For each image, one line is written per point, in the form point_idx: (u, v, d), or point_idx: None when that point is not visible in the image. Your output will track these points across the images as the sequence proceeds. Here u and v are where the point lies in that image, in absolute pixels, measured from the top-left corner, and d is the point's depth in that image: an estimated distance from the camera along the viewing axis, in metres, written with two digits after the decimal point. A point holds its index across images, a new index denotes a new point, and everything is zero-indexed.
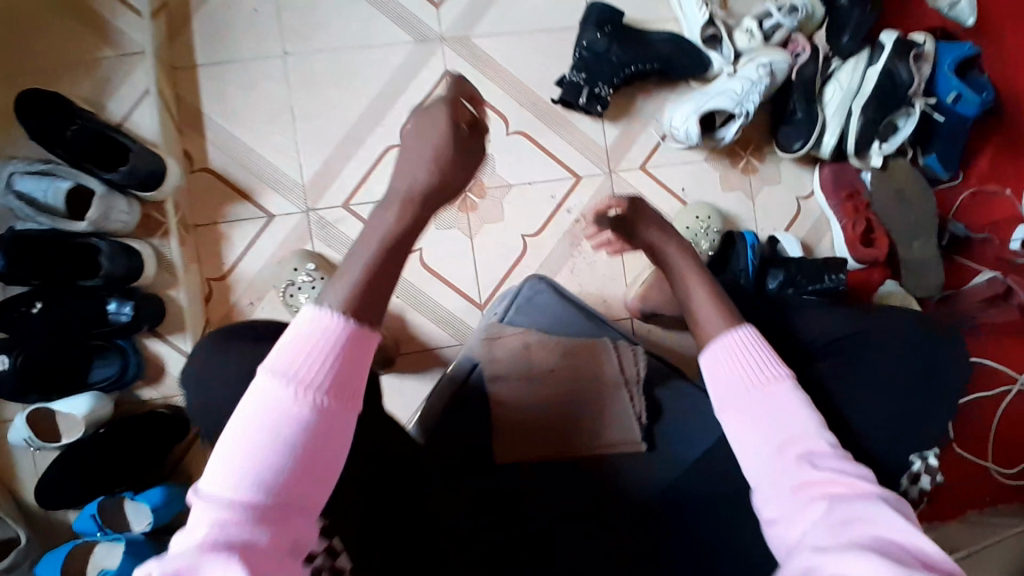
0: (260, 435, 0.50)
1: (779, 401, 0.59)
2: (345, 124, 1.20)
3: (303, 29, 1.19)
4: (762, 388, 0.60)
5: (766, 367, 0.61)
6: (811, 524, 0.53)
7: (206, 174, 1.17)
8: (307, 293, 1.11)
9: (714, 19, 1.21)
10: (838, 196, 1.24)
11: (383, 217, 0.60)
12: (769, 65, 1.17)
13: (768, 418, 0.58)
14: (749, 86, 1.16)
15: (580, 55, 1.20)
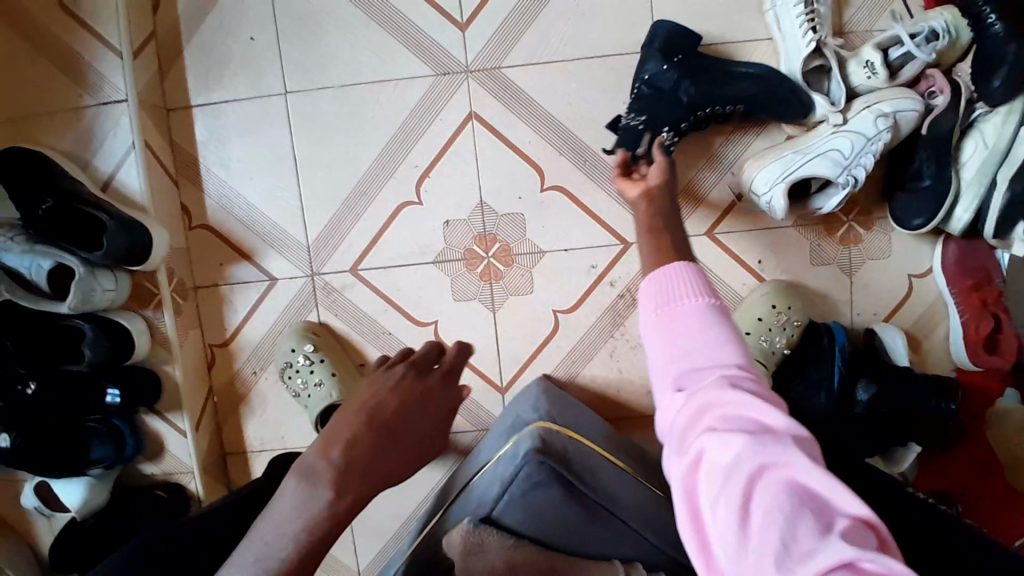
0: None
1: (702, 332, 0.55)
2: (353, 174, 1.03)
3: (308, 61, 1.01)
4: (689, 320, 0.57)
5: (687, 301, 0.58)
6: (717, 468, 0.48)
7: (205, 230, 1.06)
8: (308, 378, 1.00)
9: (821, 47, 0.91)
10: (965, 282, 0.97)
11: (298, 494, 0.58)
12: (890, 116, 0.88)
13: (692, 341, 0.56)
14: (859, 145, 0.88)
15: (636, 94, 0.95)
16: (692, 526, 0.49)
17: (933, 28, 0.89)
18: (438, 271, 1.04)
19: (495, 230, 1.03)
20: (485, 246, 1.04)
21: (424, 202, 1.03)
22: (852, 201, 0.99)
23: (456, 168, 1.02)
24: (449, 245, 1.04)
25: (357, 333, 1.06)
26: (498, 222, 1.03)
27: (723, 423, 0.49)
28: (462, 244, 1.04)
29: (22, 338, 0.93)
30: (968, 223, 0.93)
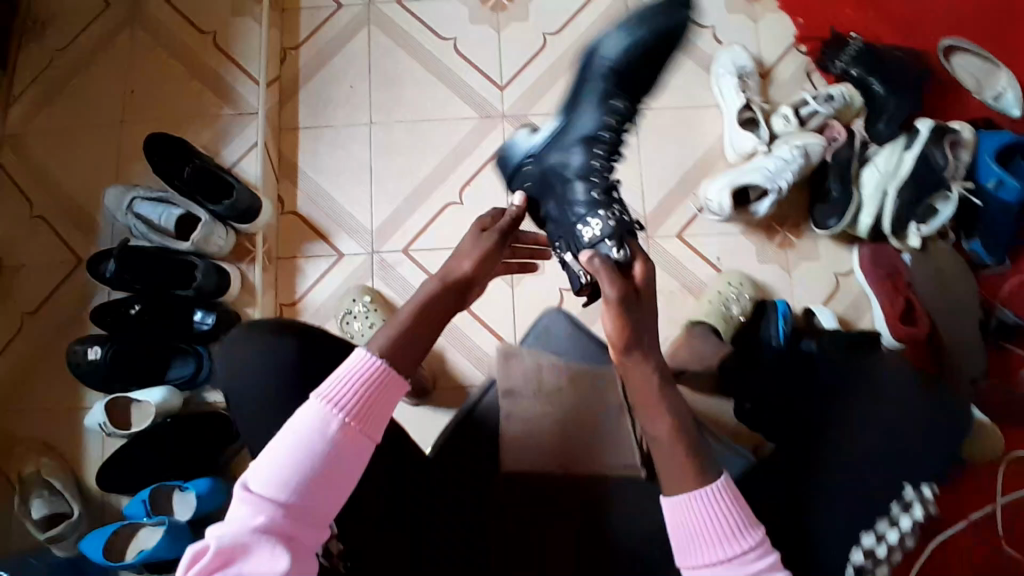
0: (293, 446, 0.64)
1: (736, 532, 0.66)
2: (412, 181, 1.37)
3: (387, 103, 1.42)
4: (729, 564, 0.65)
5: (729, 536, 0.66)
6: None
7: (293, 217, 1.36)
8: (363, 322, 1.25)
9: (751, 104, 1.33)
10: (877, 274, 1.25)
11: (430, 284, 0.75)
12: (807, 147, 1.25)
13: (715, 538, 0.66)
14: (782, 165, 1.24)
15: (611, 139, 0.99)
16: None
17: (829, 94, 1.30)
18: None
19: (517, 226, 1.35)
20: None
21: (463, 202, 1.36)
22: (785, 216, 1.33)
23: (491, 180, 1.37)
24: None
25: (400, 299, 1.31)
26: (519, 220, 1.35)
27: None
28: None
29: (142, 268, 1.20)
30: (872, 225, 1.25)
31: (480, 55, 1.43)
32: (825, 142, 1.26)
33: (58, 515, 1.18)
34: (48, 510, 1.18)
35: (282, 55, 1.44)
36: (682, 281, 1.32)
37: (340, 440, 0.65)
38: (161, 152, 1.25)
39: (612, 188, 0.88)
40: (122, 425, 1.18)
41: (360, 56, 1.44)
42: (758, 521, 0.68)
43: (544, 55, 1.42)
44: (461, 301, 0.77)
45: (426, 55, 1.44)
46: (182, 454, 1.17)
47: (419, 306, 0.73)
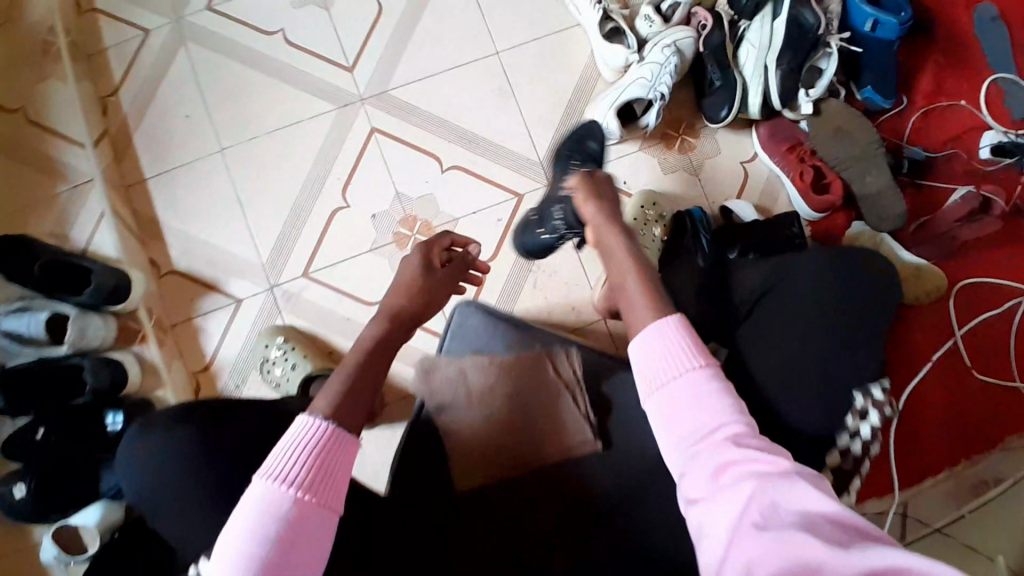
0: (244, 533, 0.61)
1: (675, 361, 0.68)
2: (289, 198, 1.26)
3: (232, 122, 1.27)
4: (673, 378, 0.67)
5: (687, 371, 0.67)
6: (744, 509, 0.57)
7: (172, 277, 1.25)
8: (283, 365, 1.16)
9: (610, 14, 1.24)
10: (781, 150, 1.23)
11: (372, 327, 0.87)
12: (678, 46, 1.19)
13: (664, 377, 0.68)
14: (657, 70, 1.17)
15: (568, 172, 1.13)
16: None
17: None
18: (376, 256, 1.25)
19: (414, 212, 1.26)
20: (409, 226, 1.25)
21: (351, 204, 1.26)
22: (677, 119, 1.28)
23: (372, 172, 1.27)
24: (380, 234, 1.25)
25: (319, 326, 1.23)
26: (414, 205, 1.26)
27: (741, 482, 0.58)
28: (390, 230, 1.25)
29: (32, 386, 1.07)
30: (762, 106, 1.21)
31: (317, 41, 1.29)
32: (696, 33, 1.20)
33: None
34: None
35: (102, 105, 1.27)
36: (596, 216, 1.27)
37: (298, 512, 0.63)
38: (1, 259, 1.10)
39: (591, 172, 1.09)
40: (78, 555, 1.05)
41: (187, 79, 1.28)
42: (707, 351, 0.69)
43: (384, 21, 1.29)
44: (404, 335, 0.89)
45: (257, 57, 1.28)
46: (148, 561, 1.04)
47: (371, 346, 0.84)
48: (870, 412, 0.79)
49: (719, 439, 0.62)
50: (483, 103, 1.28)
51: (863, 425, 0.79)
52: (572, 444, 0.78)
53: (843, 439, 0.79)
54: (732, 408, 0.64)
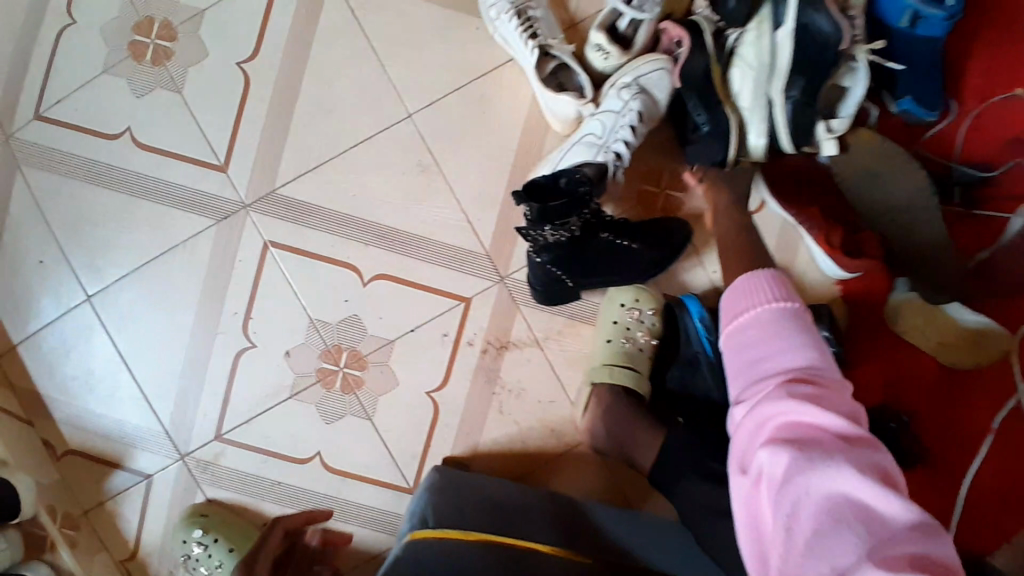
0: None
1: (772, 318, 0.59)
2: (183, 344, 1.01)
3: (93, 258, 1.00)
4: (763, 323, 0.59)
5: (763, 314, 0.59)
6: (777, 467, 0.49)
7: (71, 455, 1.03)
8: (206, 564, 0.97)
9: (549, 49, 0.90)
10: (795, 202, 0.93)
11: None
12: (644, 86, 0.88)
13: (752, 330, 0.59)
14: (612, 122, 0.87)
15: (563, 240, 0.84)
16: (749, 530, 0.51)
17: None
18: (298, 401, 1.00)
19: (337, 339, 1.00)
20: (335, 358, 1.00)
21: (257, 342, 1.00)
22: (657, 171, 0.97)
23: (276, 297, 0.99)
24: (299, 373, 1.00)
25: (247, 496, 1.01)
26: (335, 331, 1.00)
27: (775, 439, 0.50)
28: (311, 366, 1.00)
29: None
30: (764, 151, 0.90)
31: (177, 135, 0.99)
32: (670, 66, 0.88)
33: None
34: None
35: None
36: (569, 310, 1.00)
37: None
38: None
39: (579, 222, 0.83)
40: None
41: (24, 211, 1.00)
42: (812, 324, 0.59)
43: (255, 95, 0.98)
44: None
45: (105, 166, 1.00)
46: None
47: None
48: None
49: (781, 384, 0.54)
50: (402, 186, 0.98)
51: None
52: None
53: None
54: (806, 362, 0.55)
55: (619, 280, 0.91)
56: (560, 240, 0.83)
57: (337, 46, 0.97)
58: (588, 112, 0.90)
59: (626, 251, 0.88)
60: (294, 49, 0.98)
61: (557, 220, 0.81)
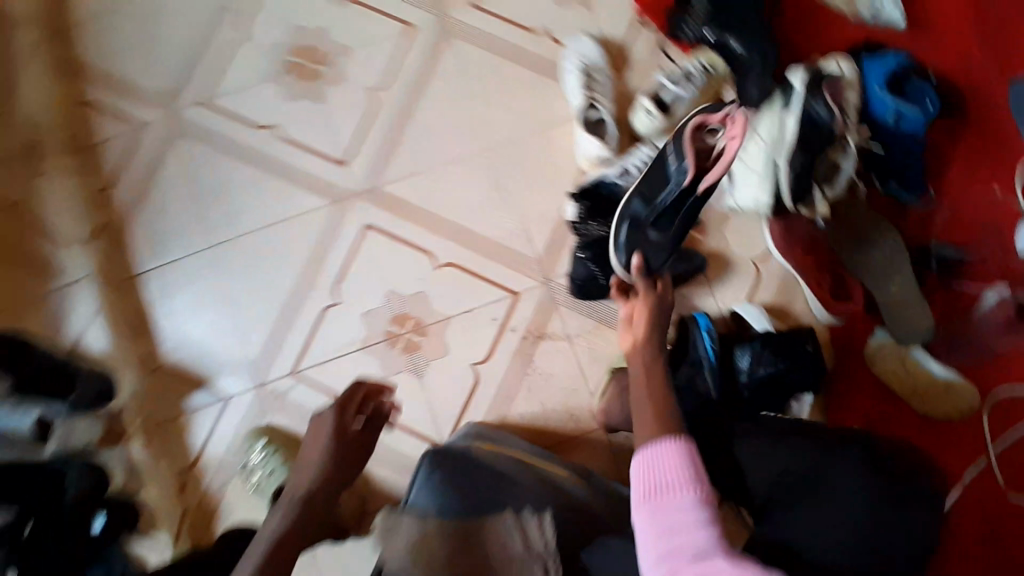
0: None
1: (681, 485, 0.71)
2: (280, 294, 1.24)
3: (225, 218, 1.26)
4: (673, 488, 0.71)
5: (682, 503, 0.70)
6: None
7: (162, 372, 1.23)
8: (261, 472, 1.15)
9: (594, 101, 1.18)
10: (796, 253, 1.14)
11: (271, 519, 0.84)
12: (668, 146, 1.15)
13: (660, 489, 0.72)
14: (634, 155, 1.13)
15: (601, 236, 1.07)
16: None
17: (687, 72, 1.18)
18: (365, 354, 1.21)
19: (405, 309, 1.22)
20: (401, 324, 1.21)
21: (342, 301, 1.23)
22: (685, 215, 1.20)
23: (363, 268, 1.23)
24: (371, 331, 1.21)
25: (306, 427, 1.20)
26: (404, 302, 1.22)
27: None
28: (382, 327, 1.21)
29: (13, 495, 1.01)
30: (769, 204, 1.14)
31: (312, 135, 1.28)
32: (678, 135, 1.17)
33: None
34: None
35: (100, 198, 1.27)
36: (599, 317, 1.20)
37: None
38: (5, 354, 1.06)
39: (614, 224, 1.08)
40: None
41: (182, 176, 1.28)
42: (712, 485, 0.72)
43: (378, 114, 1.27)
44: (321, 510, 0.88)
45: (252, 150, 1.28)
46: None
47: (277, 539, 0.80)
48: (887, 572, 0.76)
49: (694, 552, 0.66)
50: (478, 196, 1.24)
51: None
52: None
53: None
54: (712, 538, 0.67)
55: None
56: (601, 236, 1.07)
57: (447, 86, 1.27)
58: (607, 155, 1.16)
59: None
60: (414, 85, 1.28)
61: (597, 216, 1.09)
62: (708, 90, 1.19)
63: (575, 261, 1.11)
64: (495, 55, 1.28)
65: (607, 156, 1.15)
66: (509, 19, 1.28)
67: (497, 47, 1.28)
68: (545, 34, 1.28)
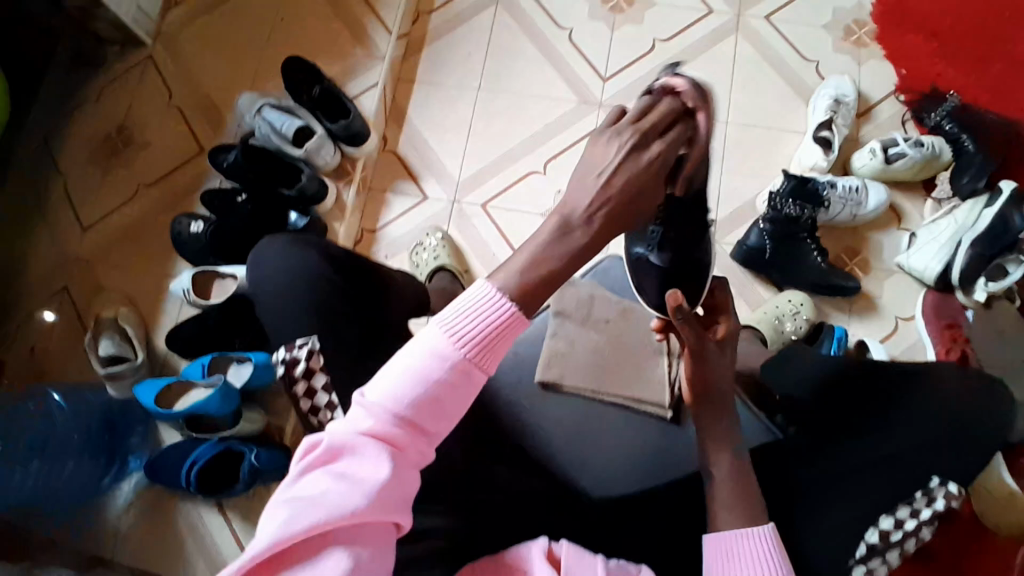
0: (410, 369, 0.60)
1: (774, 572, 0.65)
2: (505, 145, 1.46)
3: (495, 72, 1.51)
4: (754, 568, 0.65)
5: None
6: None
7: (391, 153, 1.48)
8: (431, 253, 1.34)
9: (831, 124, 1.35)
10: (937, 323, 1.25)
11: (545, 229, 0.65)
12: (869, 186, 1.32)
13: (746, 572, 0.65)
14: (844, 178, 1.30)
15: (790, 212, 1.25)
16: None
17: (919, 140, 1.32)
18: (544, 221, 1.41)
19: None
20: None
21: (547, 172, 1.44)
22: (855, 250, 1.34)
23: (577, 159, 1.44)
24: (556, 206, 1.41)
25: (470, 248, 1.40)
26: None
27: None
28: None
29: (259, 171, 1.31)
30: (937, 274, 1.26)
31: (593, 46, 1.51)
32: (883, 187, 1.32)
33: (119, 357, 1.27)
34: (112, 351, 1.27)
35: (416, 15, 1.56)
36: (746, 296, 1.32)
37: (462, 378, 0.61)
38: (316, 84, 1.37)
39: (804, 212, 1.25)
40: (202, 295, 1.27)
41: (481, 28, 1.54)
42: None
43: (651, 56, 1.49)
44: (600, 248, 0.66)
45: (541, 35, 1.53)
46: (235, 322, 1.26)
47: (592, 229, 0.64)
48: (925, 509, 0.74)
49: None
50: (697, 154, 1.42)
51: (912, 520, 0.74)
52: (651, 396, 0.93)
53: (885, 521, 0.74)
54: None
55: (794, 279, 1.28)
56: (792, 214, 1.25)
57: (717, 63, 1.47)
58: (820, 166, 1.34)
59: (813, 262, 1.27)
60: (691, 49, 1.48)
61: (799, 201, 1.26)
62: (928, 165, 1.32)
63: (754, 229, 1.28)
64: (767, 59, 1.47)
65: (819, 166, 1.34)
66: (792, 39, 1.48)
67: (771, 54, 1.47)
68: (815, 63, 1.46)
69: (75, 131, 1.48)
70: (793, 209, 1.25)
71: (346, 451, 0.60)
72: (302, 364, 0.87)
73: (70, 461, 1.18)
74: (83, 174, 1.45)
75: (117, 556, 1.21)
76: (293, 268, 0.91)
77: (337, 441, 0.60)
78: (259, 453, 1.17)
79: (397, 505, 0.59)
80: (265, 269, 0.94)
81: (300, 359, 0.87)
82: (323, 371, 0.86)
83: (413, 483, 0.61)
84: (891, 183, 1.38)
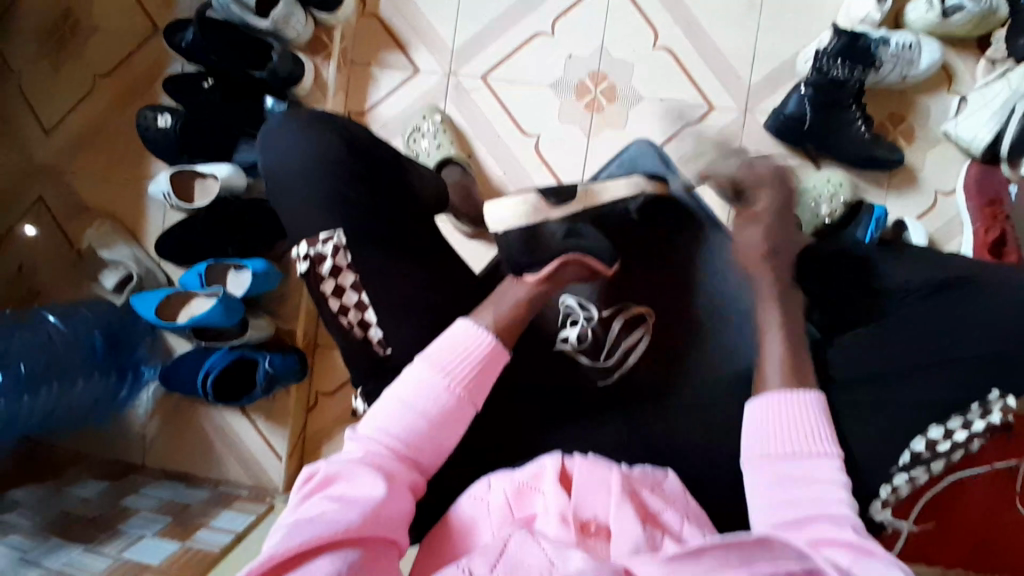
0: (406, 402, 0.71)
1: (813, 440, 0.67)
2: (504, 2, 1.25)
3: None
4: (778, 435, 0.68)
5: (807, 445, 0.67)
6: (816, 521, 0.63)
7: (373, 18, 1.27)
8: (430, 140, 1.20)
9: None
10: (981, 198, 1.13)
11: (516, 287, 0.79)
12: (923, 43, 1.13)
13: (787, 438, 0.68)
14: (898, 34, 1.12)
15: (839, 74, 1.09)
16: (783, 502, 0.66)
17: None
18: (551, 93, 1.25)
19: (604, 72, 1.24)
20: (595, 82, 1.24)
21: (555, 34, 1.24)
22: (901, 121, 1.20)
23: (590, 14, 1.24)
24: (566, 75, 1.24)
25: (472, 129, 1.26)
26: (608, 67, 1.24)
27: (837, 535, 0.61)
28: (577, 77, 1.24)
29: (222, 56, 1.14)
30: (987, 144, 1.12)
31: None
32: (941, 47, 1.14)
33: (126, 280, 1.21)
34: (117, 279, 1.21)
35: None
36: (776, 173, 1.21)
37: (452, 406, 0.71)
38: None
39: (853, 76, 1.10)
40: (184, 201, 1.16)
41: None
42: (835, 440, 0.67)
43: None
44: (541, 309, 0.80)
45: None
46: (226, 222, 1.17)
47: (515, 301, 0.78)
48: (978, 422, 0.69)
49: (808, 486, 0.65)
50: (730, 4, 1.22)
51: (964, 432, 0.69)
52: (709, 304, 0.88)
53: (934, 431, 0.70)
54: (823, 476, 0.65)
55: (834, 151, 1.15)
56: (839, 79, 1.09)
57: None
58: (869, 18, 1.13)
59: (857, 132, 1.13)
60: None
61: (848, 61, 1.09)
62: (983, 22, 1.12)
63: (793, 94, 1.13)
64: None
65: (872, 19, 1.13)
66: None
67: None
68: None
69: (15, 15, 1.26)
70: (841, 72, 1.09)
71: (337, 478, 0.66)
72: (330, 261, 0.77)
73: (78, 379, 1.10)
74: (35, 68, 1.26)
75: (147, 462, 1.26)
76: (292, 174, 0.79)
77: (331, 469, 0.66)
78: (274, 358, 1.16)
79: (386, 522, 0.64)
80: (269, 157, 0.84)
81: (325, 256, 0.77)
82: (352, 269, 0.77)
83: (407, 502, 0.67)
84: (944, 39, 1.19)
